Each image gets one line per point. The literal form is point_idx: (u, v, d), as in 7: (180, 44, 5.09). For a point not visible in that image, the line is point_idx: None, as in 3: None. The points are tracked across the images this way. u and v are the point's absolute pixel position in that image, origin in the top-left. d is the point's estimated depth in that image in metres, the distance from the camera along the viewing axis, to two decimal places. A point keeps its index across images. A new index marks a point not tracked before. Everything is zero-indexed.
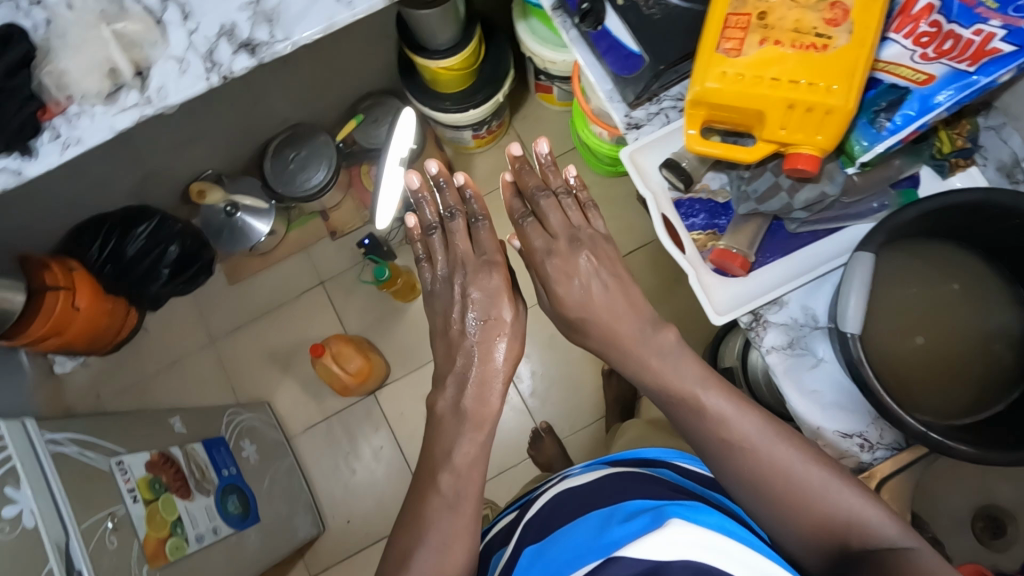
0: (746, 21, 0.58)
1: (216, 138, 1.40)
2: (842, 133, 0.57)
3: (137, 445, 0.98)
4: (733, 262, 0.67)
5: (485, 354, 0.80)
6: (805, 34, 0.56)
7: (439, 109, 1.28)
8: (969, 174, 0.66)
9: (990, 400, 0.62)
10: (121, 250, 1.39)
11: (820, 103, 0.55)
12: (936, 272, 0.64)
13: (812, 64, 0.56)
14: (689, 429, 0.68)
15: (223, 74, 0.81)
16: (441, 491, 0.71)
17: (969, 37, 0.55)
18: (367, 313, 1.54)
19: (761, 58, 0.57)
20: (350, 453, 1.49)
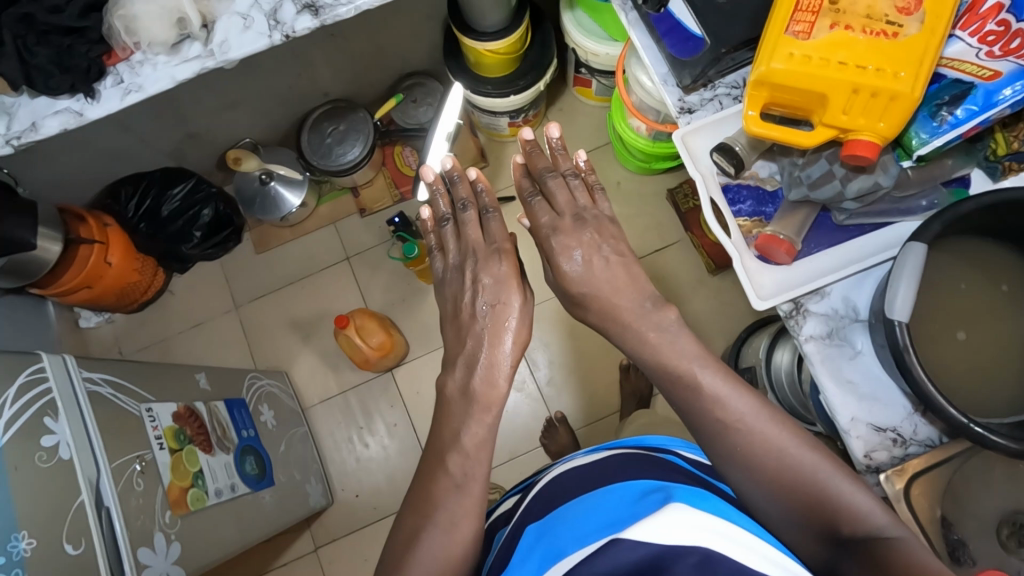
0: (817, 5, 0.59)
1: (258, 105, 1.43)
2: (904, 121, 0.58)
3: (165, 395, 1.00)
4: (779, 247, 0.68)
5: (496, 337, 0.76)
6: (876, 21, 0.58)
7: (480, 93, 1.30)
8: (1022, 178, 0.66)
9: None
10: (156, 210, 1.44)
11: (887, 89, 0.56)
12: (983, 273, 0.65)
13: (880, 50, 0.57)
14: (696, 417, 0.67)
15: (285, 32, 0.84)
16: (465, 447, 0.71)
17: None
18: (390, 291, 1.56)
19: (831, 42, 0.58)
20: (364, 427, 1.50)
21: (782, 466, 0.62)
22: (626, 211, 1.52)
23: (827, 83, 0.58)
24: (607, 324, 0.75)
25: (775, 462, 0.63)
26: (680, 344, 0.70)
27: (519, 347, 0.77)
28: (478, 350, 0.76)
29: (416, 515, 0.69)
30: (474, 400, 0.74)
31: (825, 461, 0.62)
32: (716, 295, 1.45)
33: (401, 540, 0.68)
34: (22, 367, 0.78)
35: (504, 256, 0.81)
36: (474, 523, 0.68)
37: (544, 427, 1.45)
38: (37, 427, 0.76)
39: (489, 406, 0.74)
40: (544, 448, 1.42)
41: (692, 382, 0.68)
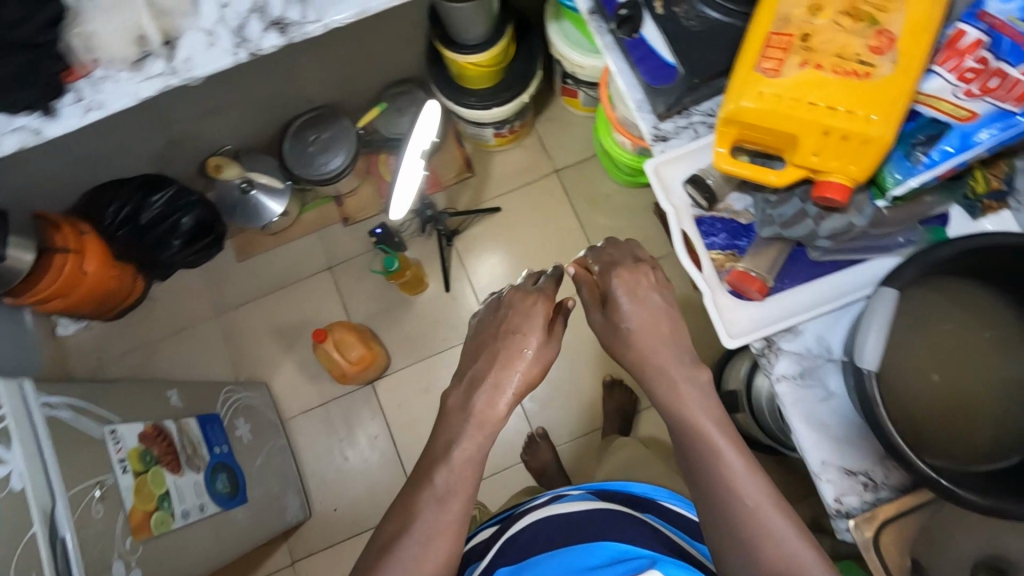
0: (788, 41, 0.57)
1: (240, 112, 1.39)
2: (875, 165, 0.56)
3: (131, 416, 0.98)
4: (751, 286, 0.66)
5: (510, 359, 0.71)
6: (848, 60, 0.55)
7: (463, 105, 1.28)
8: (1001, 218, 0.64)
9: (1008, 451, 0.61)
10: (135, 216, 1.40)
11: (858, 133, 0.54)
12: (966, 318, 0.63)
13: (851, 91, 0.55)
14: (707, 483, 0.65)
15: (251, 49, 0.82)
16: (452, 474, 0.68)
17: (1017, 77, 0.53)
18: (373, 302, 1.53)
19: (801, 80, 0.56)
20: (344, 440, 1.47)
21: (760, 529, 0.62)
22: (615, 224, 1.50)
23: (797, 125, 0.56)
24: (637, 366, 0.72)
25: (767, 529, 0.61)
26: (709, 403, 0.69)
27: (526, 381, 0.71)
28: (495, 374, 0.71)
29: (384, 535, 0.67)
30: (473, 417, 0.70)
31: (805, 537, 0.62)
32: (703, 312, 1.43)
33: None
34: None
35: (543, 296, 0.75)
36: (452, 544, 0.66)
37: (526, 442, 1.43)
38: None
39: (482, 425, 0.69)
40: (525, 464, 1.40)
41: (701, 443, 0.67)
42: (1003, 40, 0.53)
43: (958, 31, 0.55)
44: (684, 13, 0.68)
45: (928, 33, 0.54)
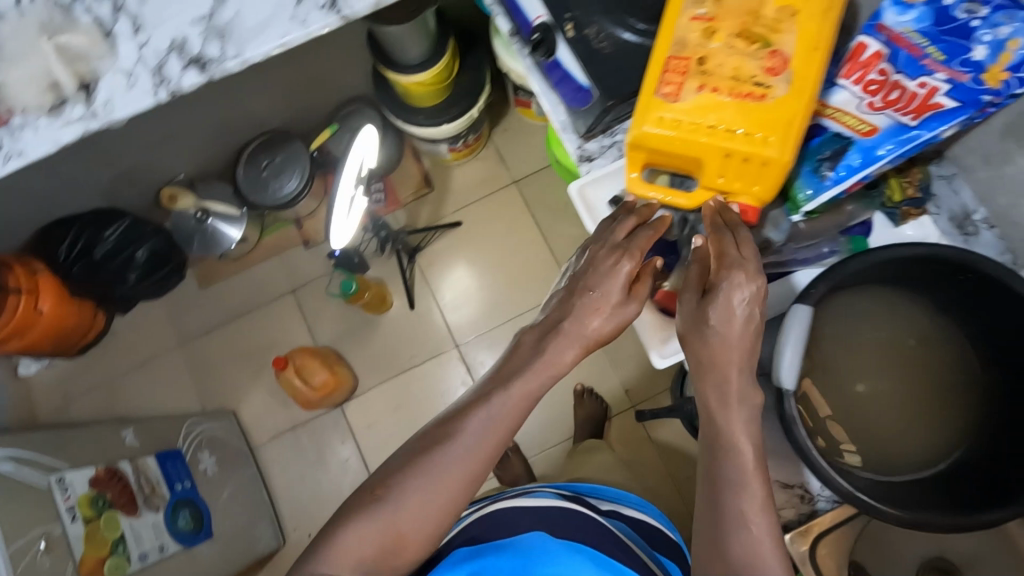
0: (686, 65, 0.57)
1: (189, 141, 1.38)
2: (777, 184, 0.58)
3: (81, 461, 0.97)
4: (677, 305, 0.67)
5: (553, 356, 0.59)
6: (744, 82, 0.55)
7: (412, 123, 1.27)
8: (921, 224, 0.64)
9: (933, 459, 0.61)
10: (89, 251, 1.36)
11: (757, 156, 0.55)
12: (888, 326, 0.64)
13: (748, 113, 0.55)
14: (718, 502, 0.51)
15: (171, 88, 0.78)
16: (436, 476, 0.56)
17: (914, 90, 0.54)
18: (338, 323, 1.52)
19: (699, 105, 0.56)
20: (316, 464, 1.46)
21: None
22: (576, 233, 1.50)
23: (698, 149, 0.57)
24: (701, 371, 0.56)
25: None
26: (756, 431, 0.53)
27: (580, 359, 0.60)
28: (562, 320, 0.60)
29: None
30: (509, 394, 0.58)
31: None
32: None
33: None
34: None
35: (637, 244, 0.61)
36: (418, 546, 0.57)
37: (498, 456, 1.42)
38: None
39: (508, 400, 0.58)
40: (498, 478, 1.40)
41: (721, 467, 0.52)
42: (900, 53, 0.54)
43: (859, 44, 0.55)
44: (594, 35, 0.67)
45: (821, 51, 0.54)
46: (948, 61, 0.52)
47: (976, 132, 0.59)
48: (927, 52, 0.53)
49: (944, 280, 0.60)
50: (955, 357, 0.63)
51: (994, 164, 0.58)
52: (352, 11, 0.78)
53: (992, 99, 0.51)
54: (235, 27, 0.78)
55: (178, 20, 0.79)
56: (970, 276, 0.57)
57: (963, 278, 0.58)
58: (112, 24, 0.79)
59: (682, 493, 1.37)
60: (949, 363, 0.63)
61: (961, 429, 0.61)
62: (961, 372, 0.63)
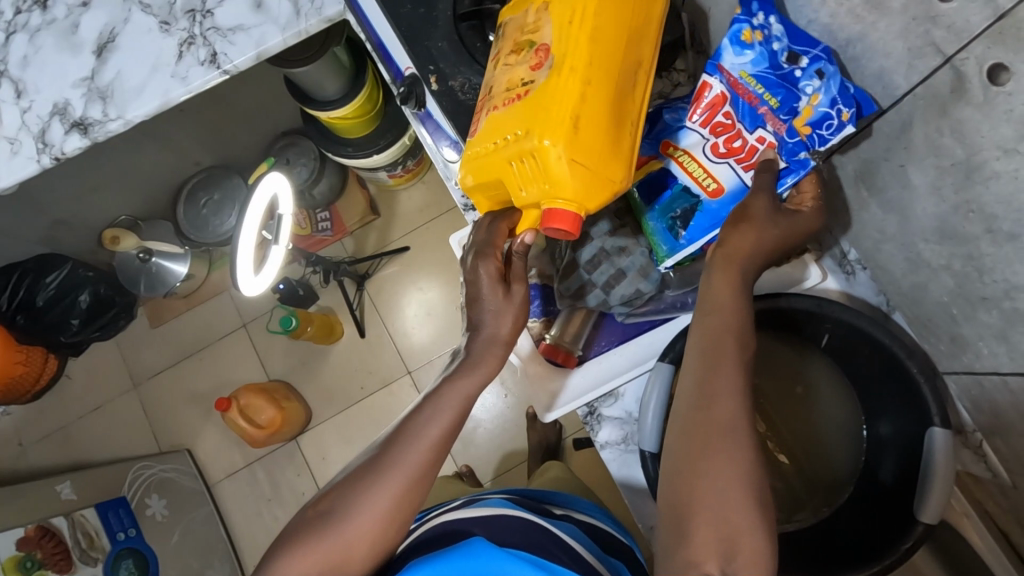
0: (482, 100, 0.62)
1: (124, 184, 1.38)
2: (565, 176, 0.54)
3: (10, 523, 0.97)
4: (559, 357, 0.70)
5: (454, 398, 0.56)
6: (514, 87, 0.57)
7: (342, 155, 1.23)
8: (804, 263, 0.66)
9: (819, 504, 0.67)
10: (31, 300, 1.37)
11: (524, 149, 0.54)
12: (792, 376, 0.70)
13: (516, 112, 0.56)
14: (705, 368, 0.49)
15: (54, 154, 0.77)
16: (369, 509, 0.51)
17: (753, 143, 0.60)
18: (290, 356, 1.52)
19: (483, 125, 0.59)
20: (272, 499, 1.46)
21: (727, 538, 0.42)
22: None
23: (489, 166, 0.58)
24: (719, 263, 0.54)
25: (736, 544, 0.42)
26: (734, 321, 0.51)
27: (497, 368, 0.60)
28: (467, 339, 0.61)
29: None
30: (438, 407, 0.55)
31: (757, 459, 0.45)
32: None
33: None
34: None
35: (501, 227, 0.61)
36: (359, 569, 0.52)
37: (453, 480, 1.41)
38: None
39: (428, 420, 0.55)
40: None
41: (708, 415, 0.47)
42: (740, 100, 0.60)
43: (704, 84, 0.60)
44: (459, 87, 0.66)
45: (575, 29, 0.55)
46: (778, 111, 0.58)
47: (834, 179, 0.62)
48: (762, 101, 0.58)
49: (822, 330, 0.64)
50: (849, 402, 0.68)
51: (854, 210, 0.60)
52: (232, 65, 0.76)
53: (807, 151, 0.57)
54: (115, 88, 0.77)
55: (59, 83, 0.78)
56: (855, 338, 0.61)
57: (829, 327, 0.63)
58: None
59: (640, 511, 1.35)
60: (841, 413, 0.68)
61: (849, 475, 0.67)
62: (849, 413, 0.68)
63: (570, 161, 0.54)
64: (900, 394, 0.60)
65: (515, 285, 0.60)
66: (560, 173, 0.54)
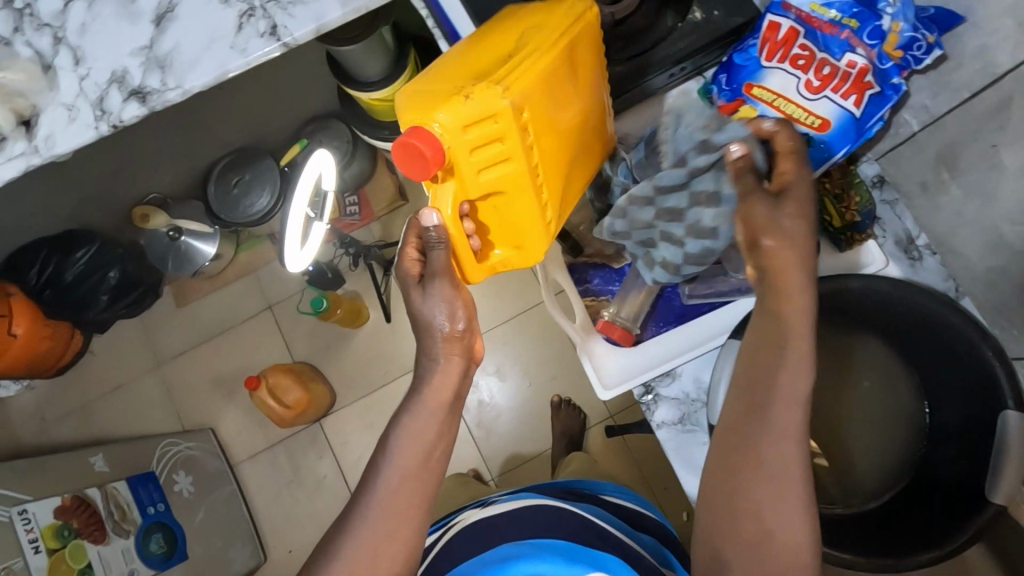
0: None
1: (156, 161, 1.38)
2: (416, 109, 0.59)
3: (46, 491, 0.97)
4: (613, 333, 0.69)
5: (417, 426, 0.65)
6: None
7: (378, 138, 1.24)
8: (868, 247, 0.68)
9: (881, 489, 0.71)
10: (59, 276, 1.37)
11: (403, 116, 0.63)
12: (849, 368, 0.73)
13: None
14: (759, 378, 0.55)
15: (112, 122, 0.77)
16: (349, 557, 0.60)
17: (844, 68, 0.64)
18: (314, 339, 1.52)
19: None
20: (294, 480, 1.46)
21: (752, 525, 0.53)
22: None
23: None
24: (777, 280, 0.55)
25: (756, 532, 0.53)
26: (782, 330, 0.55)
27: (460, 377, 0.68)
28: (433, 341, 0.67)
29: None
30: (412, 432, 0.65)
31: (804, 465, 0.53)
32: None
33: None
34: None
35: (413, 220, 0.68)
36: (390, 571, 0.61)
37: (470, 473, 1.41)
38: None
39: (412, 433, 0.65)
40: None
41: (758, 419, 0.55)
42: (814, 32, 0.65)
43: (775, 24, 0.66)
44: None
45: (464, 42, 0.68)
46: (860, 35, 0.64)
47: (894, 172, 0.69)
48: (842, 30, 0.64)
49: (883, 317, 0.67)
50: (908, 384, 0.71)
51: (930, 190, 0.71)
52: (292, 37, 0.76)
53: (899, 74, 0.64)
54: (174, 57, 0.77)
55: (117, 52, 0.77)
56: (914, 321, 0.64)
57: (897, 312, 0.65)
58: (53, 57, 0.78)
59: (658, 502, 1.36)
60: (905, 400, 0.71)
61: (914, 461, 0.70)
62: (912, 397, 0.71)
63: (420, 94, 0.60)
64: (979, 385, 0.61)
65: (433, 281, 0.65)
66: (411, 107, 0.60)
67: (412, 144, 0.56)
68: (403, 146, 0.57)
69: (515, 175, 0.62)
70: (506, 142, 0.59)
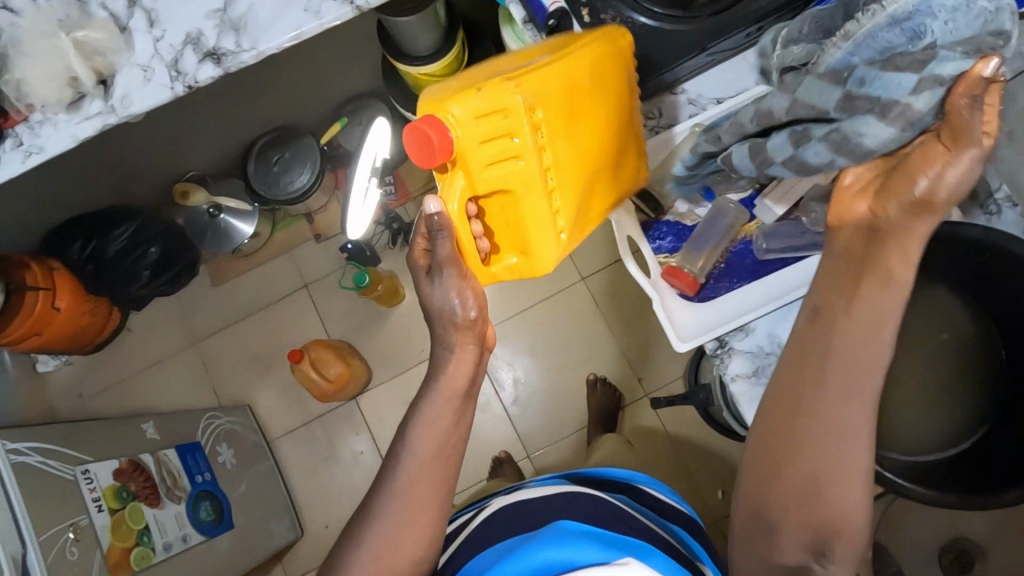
0: None
1: (198, 137, 1.39)
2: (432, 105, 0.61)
3: (105, 453, 0.99)
4: (680, 279, 0.70)
5: (434, 413, 0.69)
6: None
7: (423, 115, 1.25)
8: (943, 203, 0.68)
9: (956, 440, 0.67)
10: (102, 250, 1.37)
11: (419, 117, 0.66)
12: (923, 319, 0.71)
13: None
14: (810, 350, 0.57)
15: (187, 83, 0.78)
16: (375, 541, 0.66)
17: None
18: (350, 317, 1.53)
19: None
20: (330, 457, 1.48)
21: (805, 473, 0.55)
22: None
23: None
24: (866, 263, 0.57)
25: (812, 486, 0.55)
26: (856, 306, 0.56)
27: (474, 365, 0.70)
28: (447, 330, 0.69)
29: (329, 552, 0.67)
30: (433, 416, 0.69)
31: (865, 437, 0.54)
32: None
33: None
34: None
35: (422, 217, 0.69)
36: (413, 544, 0.67)
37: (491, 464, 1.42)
38: None
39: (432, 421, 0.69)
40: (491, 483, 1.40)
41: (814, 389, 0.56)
42: None
43: None
44: (611, 19, 0.71)
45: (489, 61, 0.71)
46: None
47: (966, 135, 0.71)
48: None
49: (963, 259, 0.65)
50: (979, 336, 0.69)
51: None
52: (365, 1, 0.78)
53: None
54: (248, 19, 0.78)
55: (190, 14, 0.78)
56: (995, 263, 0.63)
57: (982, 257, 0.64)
58: (128, 19, 0.79)
59: (694, 480, 1.37)
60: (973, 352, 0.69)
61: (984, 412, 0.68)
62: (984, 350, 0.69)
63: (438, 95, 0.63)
64: None
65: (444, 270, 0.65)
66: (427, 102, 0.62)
67: (423, 130, 0.57)
68: (413, 132, 0.58)
69: (522, 173, 0.62)
70: (514, 138, 0.60)
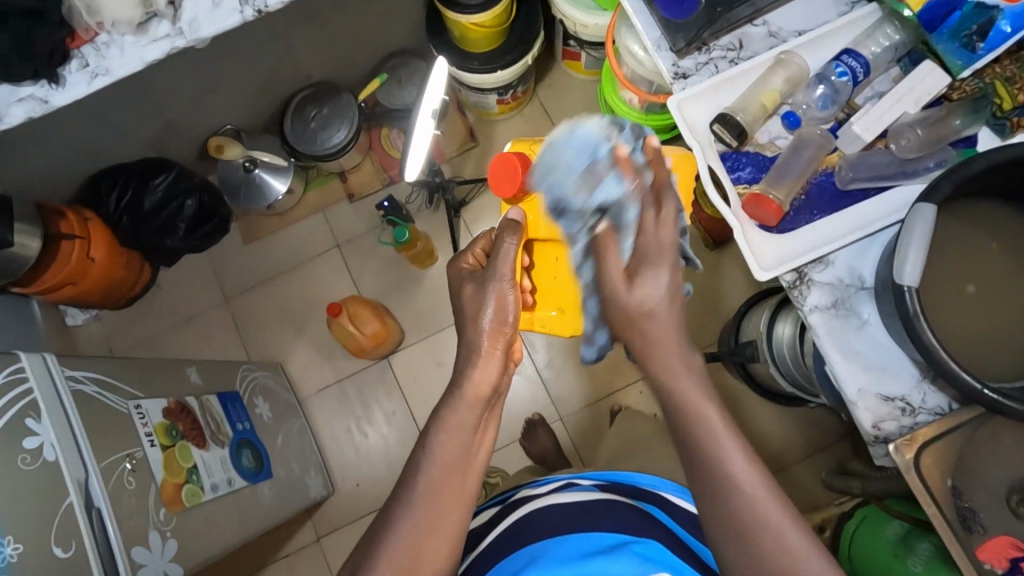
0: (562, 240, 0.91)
1: (235, 90, 1.38)
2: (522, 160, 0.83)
3: (154, 391, 0.98)
4: (767, 206, 0.74)
5: (462, 414, 0.68)
6: None
7: (468, 69, 1.25)
8: None
9: None
10: (138, 202, 1.37)
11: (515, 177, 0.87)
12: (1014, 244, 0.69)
13: None
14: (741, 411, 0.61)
15: (257, 7, 0.82)
16: (419, 504, 0.63)
17: None
18: (382, 278, 1.52)
19: None
20: (361, 416, 1.47)
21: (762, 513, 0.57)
22: None
23: None
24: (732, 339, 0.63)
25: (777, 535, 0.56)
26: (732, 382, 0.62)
27: (499, 374, 0.70)
28: (475, 335, 0.71)
29: (402, 477, 0.67)
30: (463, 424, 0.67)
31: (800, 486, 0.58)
32: (717, 272, 1.39)
33: (375, 524, 0.65)
34: (3, 366, 0.76)
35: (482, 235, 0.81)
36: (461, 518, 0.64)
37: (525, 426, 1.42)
38: (20, 427, 0.75)
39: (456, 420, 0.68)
40: (523, 446, 1.40)
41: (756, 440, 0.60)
42: None
43: None
44: None
45: None
46: None
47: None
48: None
49: None
50: None
51: None
52: None
53: None
54: None
55: None
56: None
57: None
58: None
59: None
60: None
61: None
62: None
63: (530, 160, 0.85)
64: None
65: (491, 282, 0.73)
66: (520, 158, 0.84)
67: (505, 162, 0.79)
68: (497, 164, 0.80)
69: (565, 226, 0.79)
70: None
